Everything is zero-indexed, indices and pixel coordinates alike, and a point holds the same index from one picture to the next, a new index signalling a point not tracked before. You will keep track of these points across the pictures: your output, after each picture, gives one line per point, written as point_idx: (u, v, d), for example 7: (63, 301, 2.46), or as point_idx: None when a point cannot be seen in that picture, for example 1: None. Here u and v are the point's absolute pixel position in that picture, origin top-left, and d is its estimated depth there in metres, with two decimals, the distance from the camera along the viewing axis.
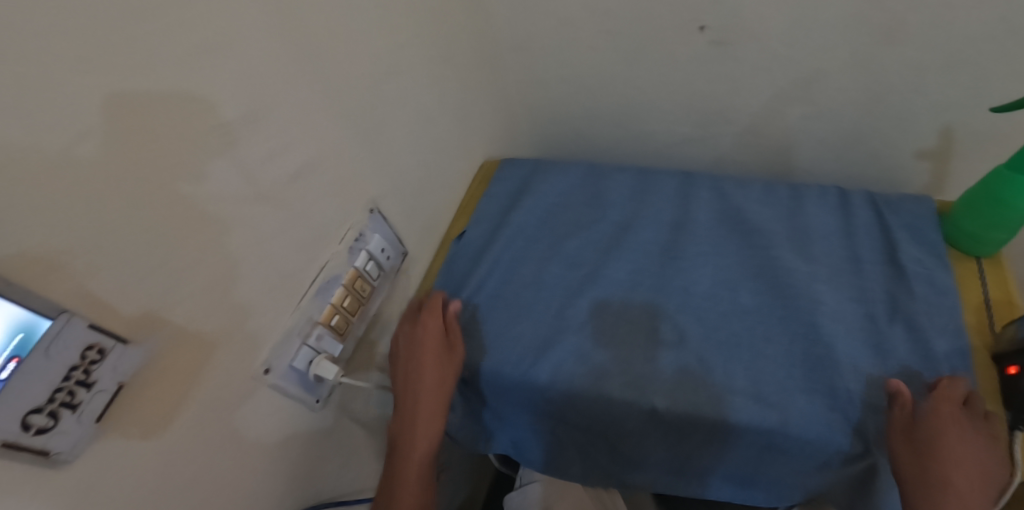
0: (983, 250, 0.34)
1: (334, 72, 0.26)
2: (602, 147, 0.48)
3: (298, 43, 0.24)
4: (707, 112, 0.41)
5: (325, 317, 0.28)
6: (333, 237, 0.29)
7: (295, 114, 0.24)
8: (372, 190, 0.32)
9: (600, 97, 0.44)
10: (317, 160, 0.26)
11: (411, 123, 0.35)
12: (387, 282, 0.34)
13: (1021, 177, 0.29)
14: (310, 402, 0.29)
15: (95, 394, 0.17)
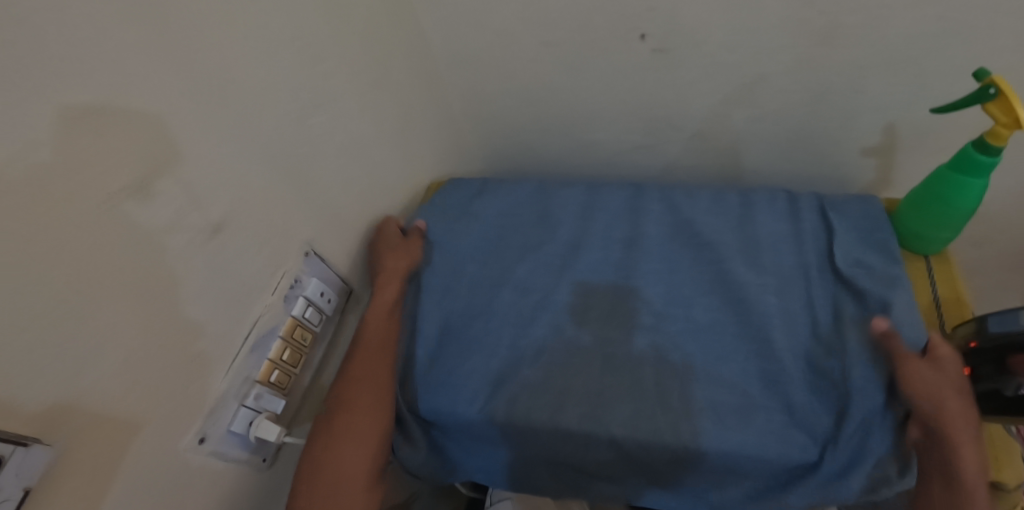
0: (929, 248, 0.45)
1: (275, 159, 0.38)
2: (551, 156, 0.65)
3: (266, 159, 0.37)
4: (654, 119, 0.56)
5: (262, 374, 0.38)
6: (265, 289, 0.38)
7: (241, 214, 0.35)
8: (306, 237, 0.42)
9: (548, 102, 0.58)
10: (259, 240, 0.37)
11: (347, 171, 0.47)
12: (330, 322, 0.45)
13: (956, 176, 0.40)
14: (252, 458, 0.39)
15: (215, 430, 0.35)
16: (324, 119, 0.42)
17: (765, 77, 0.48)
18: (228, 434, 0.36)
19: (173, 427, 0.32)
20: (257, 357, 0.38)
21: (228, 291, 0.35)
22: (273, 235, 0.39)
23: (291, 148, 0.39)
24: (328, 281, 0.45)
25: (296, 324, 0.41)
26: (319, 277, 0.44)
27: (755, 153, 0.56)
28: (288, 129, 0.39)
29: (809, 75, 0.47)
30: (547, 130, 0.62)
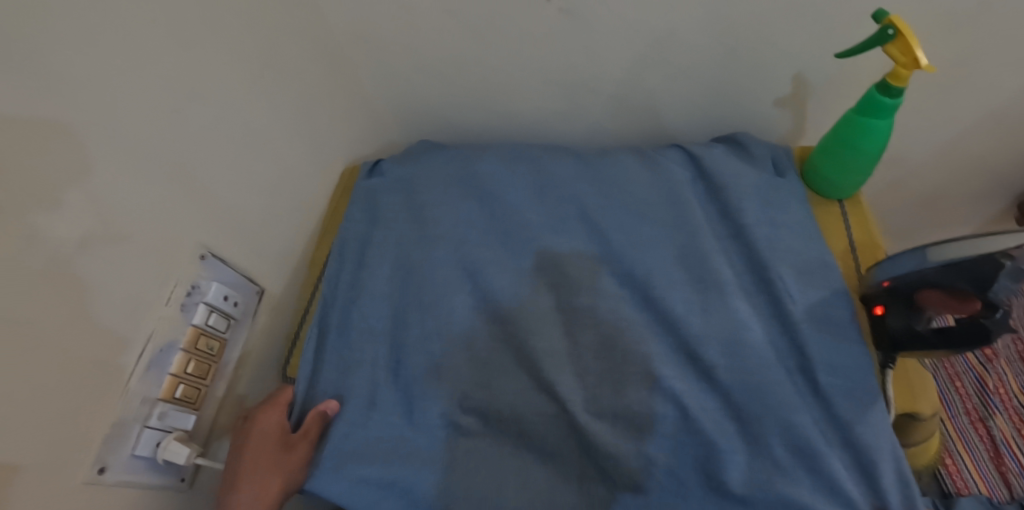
0: (836, 187, 0.68)
1: (176, 187, 0.56)
2: (484, 132, 0.92)
3: (171, 188, 0.56)
4: (570, 80, 0.77)
5: (166, 394, 0.54)
6: (160, 301, 0.54)
7: (136, 247, 0.52)
8: (200, 240, 0.60)
9: (470, 70, 0.80)
10: (161, 244, 0.55)
11: (230, 154, 0.64)
12: (234, 323, 0.64)
13: (858, 118, 0.61)
14: (176, 479, 0.57)
15: (113, 466, 0.50)
16: (197, 107, 0.58)
17: (673, 33, 0.67)
18: (136, 458, 0.52)
19: (74, 461, 0.46)
20: (160, 372, 0.54)
21: (119, 302, 0.50)
22: (164, 245, 0.55)
23: (168, 165, 0.55)
24: (228, 288, 0.63)
25: (199, 332, 0.58)
26: (216, 285, 0.61)
27: (665, 107, 0.78)
28: (165, 135, 0.54)
29: (705, 47, 0.68)
30: (492, 118, 0.88)
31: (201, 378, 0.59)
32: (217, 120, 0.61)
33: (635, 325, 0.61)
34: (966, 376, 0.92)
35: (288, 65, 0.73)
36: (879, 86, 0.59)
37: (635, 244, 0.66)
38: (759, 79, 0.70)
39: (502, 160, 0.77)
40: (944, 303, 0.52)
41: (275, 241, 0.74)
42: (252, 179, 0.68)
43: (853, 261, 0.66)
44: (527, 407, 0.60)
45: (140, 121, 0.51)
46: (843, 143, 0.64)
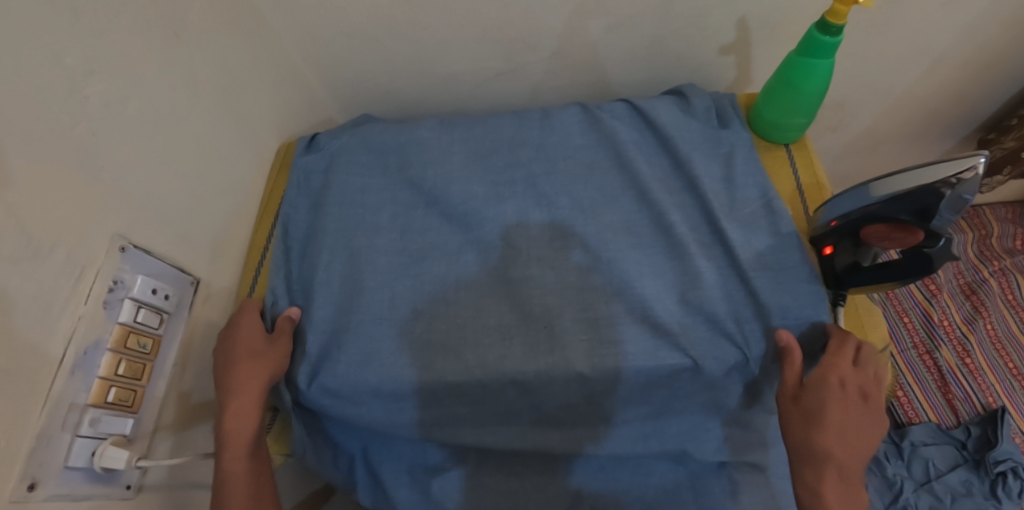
0: (788, 131, 0.63)
1: (102, 161, 0.48)
2: (417, 101, 0.84)
3: (80, 152, 0.45)
4: (515, 38, 0.72)
5: (96, 399, 0.44)
6: (79, 299, 0.44)
7: (38, 220, 0.41)
8: (121, 227, 0.49)
9: (403, 31, 0.71)
10: (83, 225, 0.45)
11: (177, 114, 0.56)
12: (171, 316, 0.53)
13: (801, 59, 0.56)
14: (121, 487, 0.47)
15: (40, 483, 0.40)
16: (119, 69, 0.49)
17: (585, 32, 0.71)
18: (69, 469, 0.43)
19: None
20: (87, 376, 0.44)
21: (28, 299, 0.40)
22: (78, 227, 0.45)
23: (65, 144, 0.44)
24: (155, 279, 0.51)
25: (128, 331, 0.48)
26: (144, 275, 0.50)
27: (609, 65, 0.77)
28: (60, 102, 0.44)
29: (620, 31, 0.71)
30: (435, 86, 0.80)
31: (135, 379, 0.48)
32: (120, 93, 0.49)
33: (595, 239, 0.61)
34: (914, 313, 1.01)
35: (206, 38, 0.60)
36: (818, 24, 0.54)
37: (633, 237, 0.61)
38: (695, 31, 0.71)
39: (436, 136, 0.71)
40: (888, 235, 0.49)
41: (233, 205, 0.66)
42: (175, 155, 0.56)
43: (801, 204, 0.62)
44: (497, 315, 0.58)
45: (20, 111, 0.40)
46: (787, 83, 0.58)
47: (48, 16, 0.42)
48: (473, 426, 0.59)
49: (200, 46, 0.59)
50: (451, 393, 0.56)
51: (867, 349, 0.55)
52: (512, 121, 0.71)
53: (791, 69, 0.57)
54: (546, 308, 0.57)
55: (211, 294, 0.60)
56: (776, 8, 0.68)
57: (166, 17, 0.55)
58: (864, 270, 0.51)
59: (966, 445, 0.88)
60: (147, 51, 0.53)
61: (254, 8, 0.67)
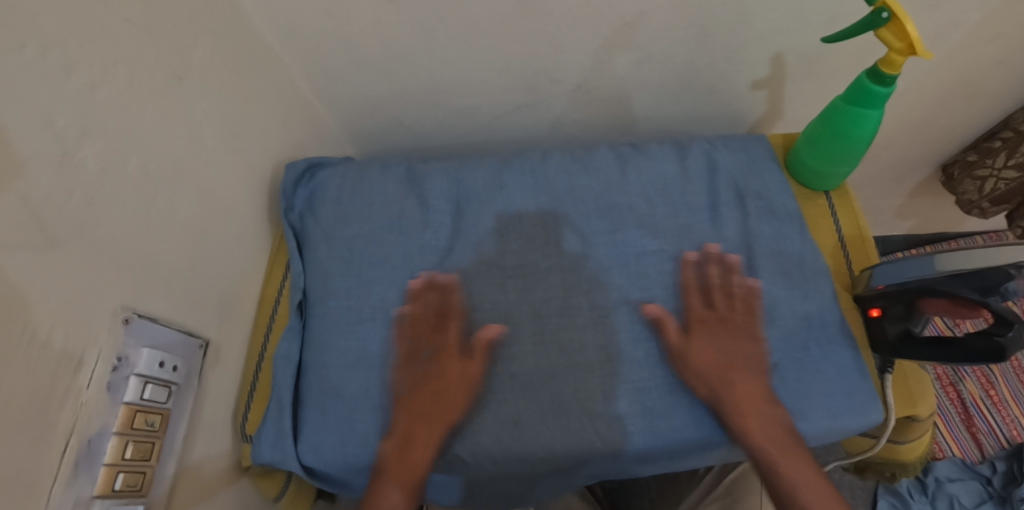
0: (831, 179, 0.61)
1: (101, 227, 0.43)
2: (431, 134, 0.80)
3: (76, 225, 0.41)
4: (539, 73, 0.69)
5: (103, 490, 0.41)
6: (81, 384, 0.41)
7: (38, 304, 0.38)
8: (122, 296, 0.45)
9: (420, 65, 0.68)
10: (87, 301, 0.42)
11: (185, 166, 0.53)
12: (180, 386, 0.49)
13: (848, 106, 0.55)
14: None
15: None
16: (119, 124, 0.45)
17: (612, 66, 0.68)
18: None
19: None
20: (92, 465, 0.41)
21: (27, 394, 0.36)
22: (80, 306, 0.41)
23: (60, 216, 0.40)
24: (161, 350, 0.48)
25: (134, 410, 0.44)
26: (150, 346, 0.47)
27: (636, 99, 0.73)
28: (59, 170, 0.40)
29: (649, 66, 0.68)
30: (451, 117, 0.76)
31: (145, 460, 0.45)
32: (120, 151, 0.45)
33: (630, 295, 0.57)
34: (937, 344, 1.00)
35: (213, 79, 0.56)
36: (870, 72, 0.53)
37: (671, 297, 0.57)
38: (728, 66, 0.68)
39: (448, 188, 0.66)
40: (950, 310, 0.47)
41: (244, 255, 0.62)
42: (182, 209, 0.52)
43: (844, 257, 0.59)
44: (524, 361, 0.55)
45: (17, 188, 0.36)
46: (833, 132, 0.57)
47: (38, 73, 0.38)
48: (494, 478, 0.54)
49: (205, 89, 0.55)
50: (466, 442, 0.52)
51: (916, 416, 0.53)
52: (527, 168, 0.67)
53: (837, 117, 0.56)
54: (551, 362, 0.54)
55: (225, 354, 0.57)
56: (813, 45, 0.65)
57: (171, 61, 0.51)
58: (916, 340, 0.49)
59: (992, 481, 0.86)
60: (148, 99, 0.48)
61: (261, 39, 0.63)
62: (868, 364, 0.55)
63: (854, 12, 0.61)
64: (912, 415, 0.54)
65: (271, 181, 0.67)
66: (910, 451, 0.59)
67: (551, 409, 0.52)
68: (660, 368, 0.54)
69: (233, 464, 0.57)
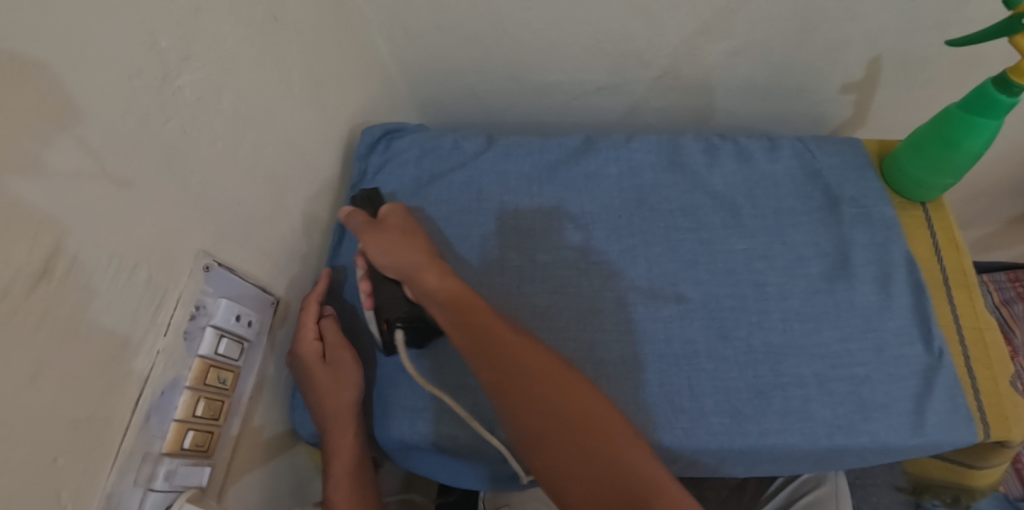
0: (931, 190, 0.59)
1: (188, 164, 0.40)
2: (503, 107, 0.77)
3: (164, 157, 0.38)
4: (631, 55, 0.66)
5: (171, 448, 0.38)
6: (158, 331, 0.37)
7: (119, 239, 0.34)
8: (201, 242, 0.42)
9: (504, 37, 0.65)
10: (167, 242, 0.38)
11: (270, 112, 0.49)
12: (251, 344, 0.46)
13: (962, 113, 0.52)
14: None
15: None
16: (212, 57, 0.42)
17: (707, 54, 0.65)
18: None
19: None
20: (163, 420, 0.37)
21: (99, 337, 0.33)
22: (160, 247, 0.38)
23: (151, 144, 0.37)
24: (238, 303, 0.44)
25: (208, 365, 0.41)
26: (226, 297, 0.43)
27: (722, 91, 0.71)
28: (150, 94, 0.36)
29: (745, 56, 0.65)
30: (528, 92, 0.73)
31: (214, 418, 0.41)
32: (214, 83, 0.42)
33: (719, 291, 0.54)
34: None
35: (303, 24, 0.53)
36: (995, 79, 0.50)
37: (760, 299, 0.54)
38: (827, 65, 0.65)
39: (531, 166, 0.61)
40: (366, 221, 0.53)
41: (315, 213, 0.58)
42: (263, 157, 0.49)
43: (941, 271, 0.57)
44: (607, 347, 0.52)
45: (106, 106, 0.33)
46: (943, 141, 0.54)
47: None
48: None
49: (296, 32, 0.52)
50: None
51: (1008, 441, 0.52)
52: (614, 152, 0.62)
53: (952, 124, 0.53)
54: (636, 350, 0.51)
55: (293, 314, 0.54)
56: (922, 50, 0.62)
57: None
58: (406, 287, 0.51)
59: None
60: (243, 34, 0.45)
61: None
62: (963, 381, 0.53)
63: (971, 20, 0.58)
64: (1005, 440, 0.52)
65: (345, 141, 0.64)
66: (986, 474, 0.58)
67: (641, 404, 0.49)
68: (748, 368, 0.51)
69: (291, 430, 0.54)
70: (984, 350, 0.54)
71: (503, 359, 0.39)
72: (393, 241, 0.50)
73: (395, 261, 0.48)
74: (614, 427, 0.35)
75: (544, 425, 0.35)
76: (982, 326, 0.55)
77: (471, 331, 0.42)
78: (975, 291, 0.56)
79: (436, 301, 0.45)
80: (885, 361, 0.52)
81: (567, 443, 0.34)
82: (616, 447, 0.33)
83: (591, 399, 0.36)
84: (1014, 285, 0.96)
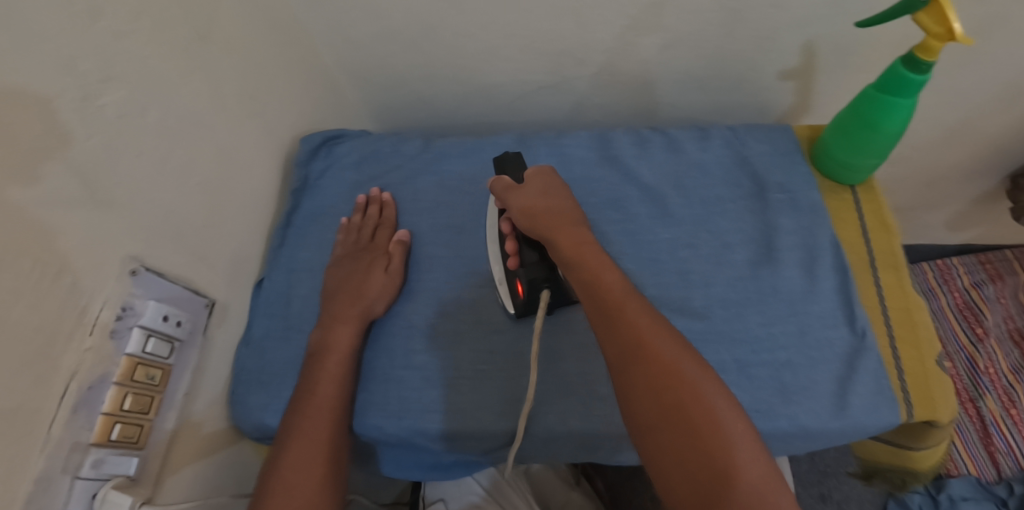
0: (859, 171, 0.60)
1: (114, 178, 0.42)
2: (450, 110, 0.79)
3: (92, 171, 0.40)
4: (566, 54, 0.67)
5: (99, 440, 0.41)
6: (83, 331, 0.40)
7: (43, 248, 0.36)
8: (129, 249, 0.44)
9: (440, 42, 0.66)
10: (96, 249, 0.41)
11: (202, 126, 0.52)
12: (181, 343, 0.49)
13: (876, 94, 0.53)
14: None
15: None
16: (136, 77, 0.44)
17: (640, 49, 0.66)
18: None
19: None
20: (88, 413, 0.40)
21: (23, 339, 0.35)
22: (86, 254, 0.40)
23: (76, 160, 0.39)
24: (167, 304, 0.47)
25: (136, 362, 0.43)
26: (155, 299, 0.46)
27: (660, 85, 0.72)
28: (74, 113, 0.38)
29: (679, 49, 0.66)
30: (472, 95, 0.75)
31: (143, 412, 0.44)
32: (140, 101, 0.44)
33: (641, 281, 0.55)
34: (958, 357, 0.95)
35: (235, 39, 0.55)
36: (905, 59, 0.50)
37: (683, 287, 0.55)
38: (760, 54, 0.66)
39: (465, 166, 0.63)
40: (508, 186, 0.53)
41: (255, 219, 0.61)
42: (196, 167, 0.51)
43: (868, 253, 0.59)
44: (531, 338, 0.53)
45: (24, 128, 0.35)
46: (864, 123, 0.55)
47: (61, 15, 0.37)
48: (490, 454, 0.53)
49: (226, 47, 0.54)
50: (468, 415, 0.51)
51: (935, 421, 0.52)
52: (546, 149, 0.64)
53: (869, 107, 0.53)
54: (558, 341, 0.53)
55: (231, 315, 0.57)
56: (853, 36, 0.62)
57: (194, 15, 0.49)
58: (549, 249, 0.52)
59: (1008, 502, 0.83)
60: (169, 53, 0.47)
61: (287, 3, 0.61)
62: (887, 362, 0.53)
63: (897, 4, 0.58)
64: (933, 420, 0.52)
65: (288, 149, 0.66)
66: (927, 455, 0.59)
67: (560, 392, 0.51)
68: None
69: (236, 426, 0.57)
70: (910, 330, 0.55)
71: (623, 339, 0.37)
72: (541, 208, 0.50)
73: (540, 224, 0.48)
74: (736, 434, 0.33)
75: (655, 415, 0.34)
76: (909, 307, 0.56)
77: (599, 306, 0.40)
78: (903, 272, 0.58)
79: (571, 269, 0.44)
80: (806, 344, 0.52)
81: (672, 439, 0.33)
82: (734, 451, 0.32)
83: (715, 400, 0.34)
84: (985, 266, 0.99)
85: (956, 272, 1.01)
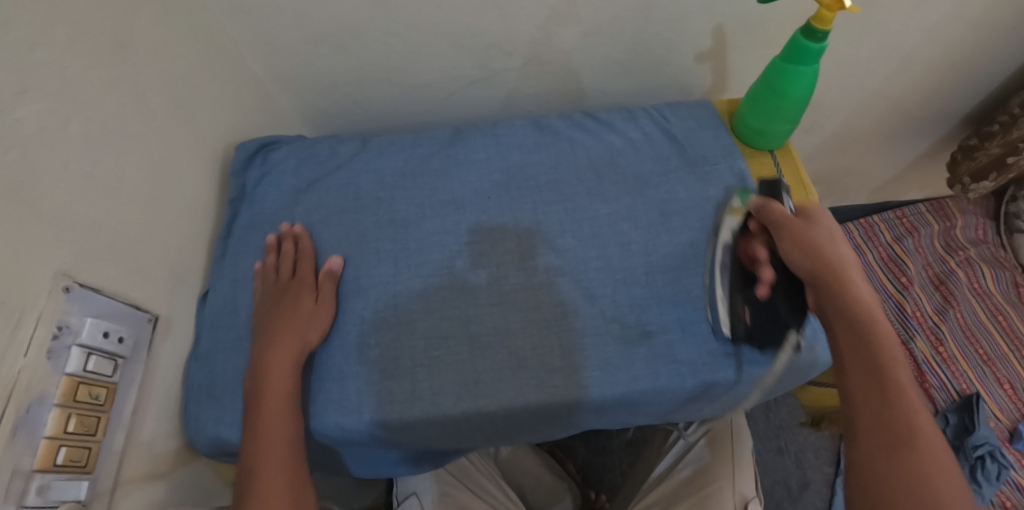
0: (777, 137, 0.64)
1: (33, 193, 0.41)
2: (387, 111, 0.80)
3: (12, 186, 0.39)
4: (494, 48, 0.70)
5: (43, 466, 0.39)
6: (17, 352, 0.38)
7: None
8: (59, 265, 0.43)
9: (371, 44, 0.68)
10: (21, 267, 0.39)
11: (130, 138, 0.51)
12: (124, 360, 0.47)
13: (785, 63, 0.57)
14: None
15: None
16: (54, 91, 0.43)
17: (563, 38, 0.69)
18: None
19: None
20: (31, 437, 0.39)
21: None
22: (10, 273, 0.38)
23: None
24: (106, 321, 0.46)
25: (78, 381, 0.42)
26: (92, 316, 0.45)
27: (586, 72, 0.75)
28: None
29: (599, 36, 0.69)
30: (406, 94, 0.77)
31: (89, 434, 0.43)
32: (60, 115, 0.43)
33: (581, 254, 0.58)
34: (888, 304, 1.03)
35: (157, 50, 0.54)
36: (804, 30, 0.55)
37: (624, 257, 0.58)
38: (674, 36, 0.70)
39: (404, 162, 0.65)
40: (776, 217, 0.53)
41: (192, 231, 0.60)
42: (126, 181, 0.50)
43: None
44: (482, 320, 0.55)
45: None
46: (774, 92, 0.59)
47: None
48: (455, 439, 0.54)
49: (148, 57, 0.53)
50: (430, 401, 0.52)
51: None
52: (482, 140, 0.66)
53: (779, 76, 0.58)
54: (508, 320, 0.55)
55: (171, 331, 0.55)
56: (755, 14, 0.68)
57: (111, 26, 0.49)
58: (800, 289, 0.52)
59: (946, 432, 0.90)
60: (88, 65, 0.46)
61: (210, 11, 0.61)
62: None
63: None
64: None
65: (221, 160, 0.66)
66: None
67: (516, 368, 0.53)
68: (615, 321, 0.55)
69: (186, 441, 0.55)
70: None
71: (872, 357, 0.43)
72: (813, 243, 0.50)
73: (819, 265, 0.49)
74: (950, 470, 0.38)
75: (881, 427, 0.40)
76: None
77: (850, 322, 0.45)
78: None
79: (834, 300, 0.47)
80: None
81: (895, 452, 0.39)
82: (949, 482, 0.37)
83: (935, 438, 0.40)
84: (902, 221, 1.09)
85: (878, 229, 1.09)
